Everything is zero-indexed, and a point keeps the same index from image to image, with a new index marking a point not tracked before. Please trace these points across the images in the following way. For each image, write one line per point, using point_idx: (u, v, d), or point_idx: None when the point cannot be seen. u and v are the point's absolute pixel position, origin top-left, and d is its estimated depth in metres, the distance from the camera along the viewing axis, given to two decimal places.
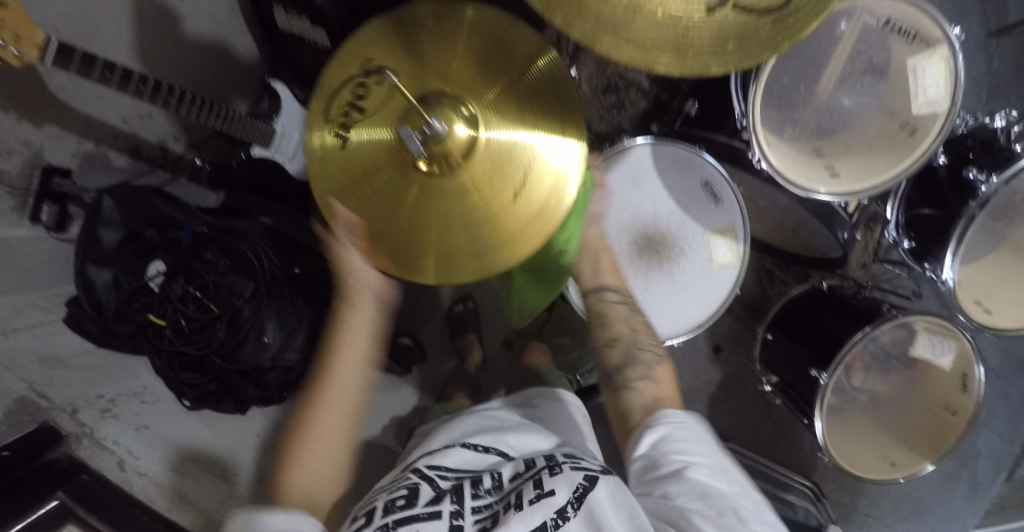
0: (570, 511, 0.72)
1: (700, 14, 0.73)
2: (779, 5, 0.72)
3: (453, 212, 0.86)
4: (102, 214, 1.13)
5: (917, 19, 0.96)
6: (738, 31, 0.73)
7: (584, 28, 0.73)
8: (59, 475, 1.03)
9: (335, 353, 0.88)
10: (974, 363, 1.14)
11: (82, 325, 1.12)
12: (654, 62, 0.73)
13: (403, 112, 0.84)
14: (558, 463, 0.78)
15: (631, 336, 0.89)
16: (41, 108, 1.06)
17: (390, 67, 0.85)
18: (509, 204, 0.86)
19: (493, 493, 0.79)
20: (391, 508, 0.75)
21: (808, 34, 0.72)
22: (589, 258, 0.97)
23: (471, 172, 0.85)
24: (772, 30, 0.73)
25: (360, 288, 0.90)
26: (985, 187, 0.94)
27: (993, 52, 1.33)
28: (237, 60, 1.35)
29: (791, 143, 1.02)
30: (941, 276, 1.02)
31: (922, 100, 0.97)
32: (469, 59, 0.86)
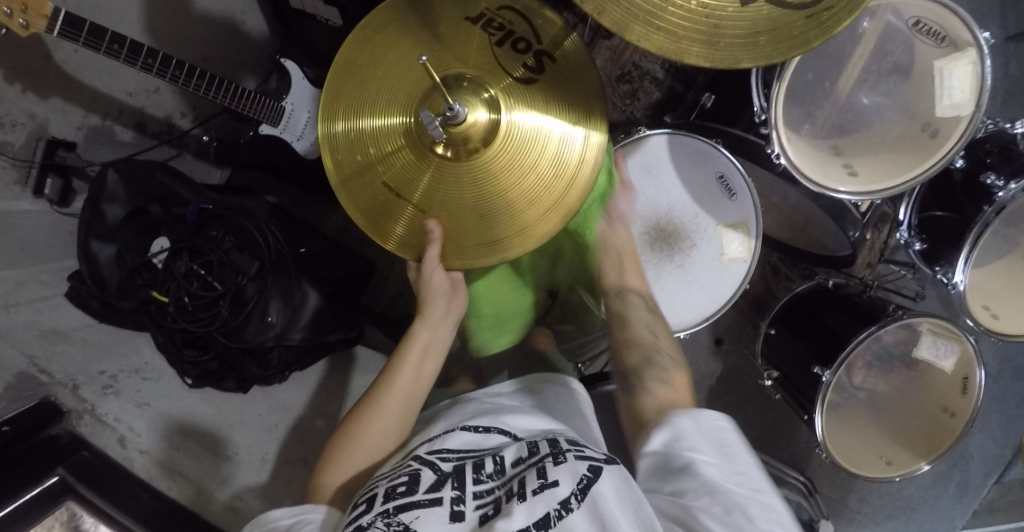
0: (574, 502, 0.69)
1: (733, 6, 0.72)
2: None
3: (472, 196, 0.85)
4: (106, 188, 1.11)
5: (944, 20, 0.94)
6: (770, 24, 0.72)
7: (615, 15, 0.72)
8: (59, 451, 1.04)
9: (394, 370, 0.90)
10: (975, 365, 1.16)
11: (84, 299, 1.10)
12: (685, 53, 0.73)
13: (421, 94, 0.83)
14: (561, 451, 0.76)
15: (651, 343, 0.95)
16: (45, 80, 1.05)
17: (409, 47, 0.83)
18: (530, 190, 0.85)
19: (494, 478, 0.77)
20: (392, 495, 0.74)
21: (841, 30, 0.71)
22: (609, 254, 1.05)
23: (493, 155, 0.84)
24: (805, 26, 0.71)
25: (426, 311, 0.94)
26: (1003, 192, 0.94)
27: (1009, 56, 1.32)
28: (247, 37, 1.32)
29: (810, 141, 1.01)
30: (952, 279, 1.02)
31: (946, 102, 0.96)
32: (485, 42, 0.84)
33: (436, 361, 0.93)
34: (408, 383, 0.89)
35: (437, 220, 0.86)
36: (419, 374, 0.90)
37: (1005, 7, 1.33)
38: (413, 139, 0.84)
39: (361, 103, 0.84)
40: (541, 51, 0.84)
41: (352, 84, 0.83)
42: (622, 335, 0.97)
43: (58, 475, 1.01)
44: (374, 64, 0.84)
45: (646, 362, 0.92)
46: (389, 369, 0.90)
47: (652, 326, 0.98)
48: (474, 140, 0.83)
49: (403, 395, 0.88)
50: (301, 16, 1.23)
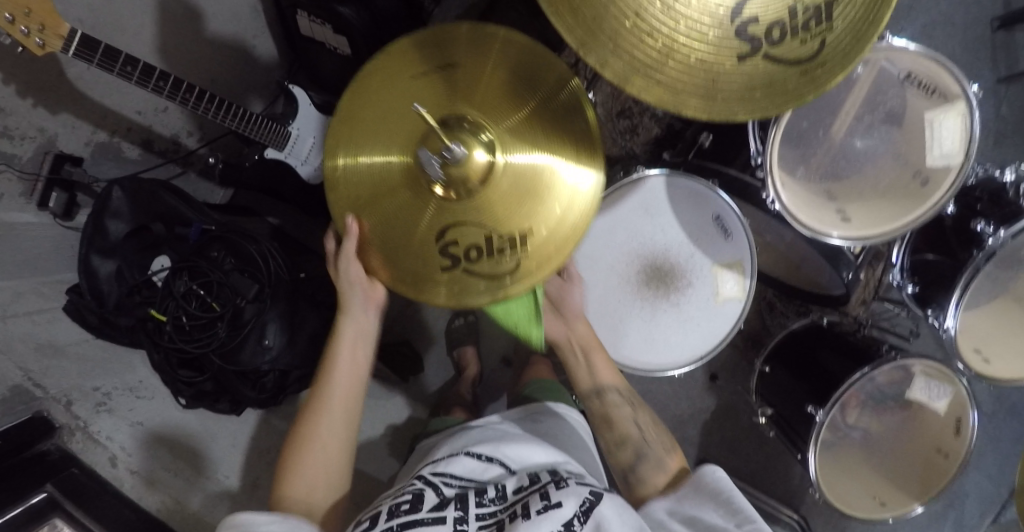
0: (576, 524, 0.72)
1: (731, 62, 0.75)
2: (808, 55, 0.74)
3: (439, 240, 0.86)
4: (110, 205, 1.11)
5: (935, 74, 0.98)
6: (766, 79, 0.75)
7: (617, 68, 0.74)
8: (48, 468, 1.02)
9: (330, 365, 0.93)
10: (968, 407, 1.16)
11: (81, 314, 1.10)
12: (683, 105, 0.76)
13: (422, 134, 0.84)
14: (562, 478, 0.79)
15: (639, 435, 1.02)
16: (57, 96, 1.05)
17: (414, 89, 0.86)
18: (497, 256, 0.86)
19: (497, 502, 0.79)
20: (396, 512, 0.75)
21: (833, 86, 0.73)
22: (574, 351, 1.07)
23: (477, 207, 0.85)
24: (800, 81, 0.74)
25: (345, 302, 0.96)
26: (993, 239, 0.96)
27: (1001, 99, 1.35)
28: (255, 60, 1.34)
29: (804, 185, 1.03)
30: (944, 323, 1.03)
31: (936, 153, 0.99)
32: (486, 82, 0.86)
33: (366, 347, 0.97)
34: (347, 379, 0.93)
35: (406, 251, 0.87)
36: (355, 365, 0.95)
37: (997, 50, 1.36)
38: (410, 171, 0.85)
39: (373, 122, 0.86)
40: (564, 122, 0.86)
41: (356, 118, 0.87)
42: (610, 433, 1.03)
43: (46, 491, 0.97)
44: (381, 105, 0.86)
45: (639, 457, 0.99)
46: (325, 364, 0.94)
47: (636, 422, 1.04)
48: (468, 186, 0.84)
49: (345, 394, 0.92)
50: (309, 43, 1.27)
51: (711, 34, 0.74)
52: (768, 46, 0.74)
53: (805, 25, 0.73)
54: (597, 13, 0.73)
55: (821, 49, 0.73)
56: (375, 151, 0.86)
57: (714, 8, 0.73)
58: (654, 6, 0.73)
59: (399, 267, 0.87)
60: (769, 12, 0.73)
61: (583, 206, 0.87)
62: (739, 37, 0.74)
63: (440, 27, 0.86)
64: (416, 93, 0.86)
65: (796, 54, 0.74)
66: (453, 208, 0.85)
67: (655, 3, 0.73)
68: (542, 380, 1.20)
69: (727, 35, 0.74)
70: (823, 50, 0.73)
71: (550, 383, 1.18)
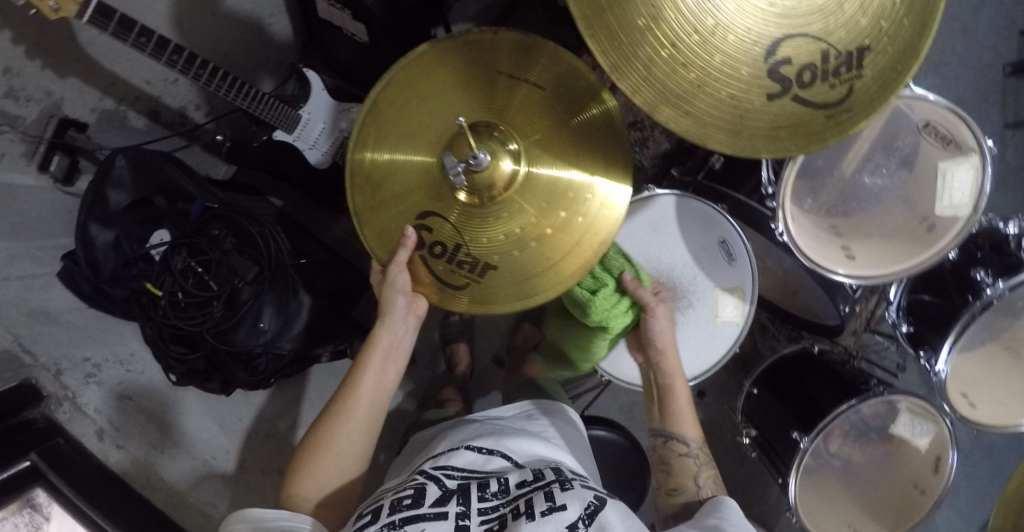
0: (580, 526, 0.75)
1: (760, 100, 0.79)
2: (834, 102, 0.79)
3: (420, 220, 0.90)
4: (112, 173, 1.10)
5: (953, 125, 0.98)
6: (791, 120, 0.79)
7: (647, 96, 0.78)
8: (33, 436, 0.98)
9: (359, 371, 0.90)
10: (948, 447, 1.18)
11: (75, 282, 1.08)
12: (709, 138, 0.79)
13: (452, 139, 0.88)
14: (568, 479, 0.82)
15: (694, 487, 0.92)
16: (66, 60, 1.03)
17: (449, 93, 0.89)
18: (455, 270, 0.91)
19: (499, 496, 0.81)
20: (398, 506, 0.78)
21: (855, 132, 0.79)
22: (656, 403, 0.99)
23: (470, 223, 0.89)
24: (824, 124, 0.79)
25: (386, 308, 0.92)
26: (991, 289, 0.97)
27: (1008, 144, 1.35)
28: (270, 38, 1.30)
29: (810, 217, 1.05)
30: (934, 368, 1.04)
31: (945, 203, 0.99)
32: (518, 94, 0.89)
33: (400, 360, 0.94)
34: (375, 385, 0.91)
35: (390, 203, 0.90)
36: (385, 374, 0.92)
37: (1007, 95, 1.36)
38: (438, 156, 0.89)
39: (435, 91, 0.89)
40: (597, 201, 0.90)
41: (386, 111, 0.89)
42: (666, 479, 0.94)
43: (30, 460, 0.94)
44: (413, 103, 0.89)
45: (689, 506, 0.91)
46: (354, 369, 0.91)
47: (700, 478, 0.93)
48: (477, 199, 0.88)
49: (372, 398, 0.90)
50: (326, 28, 1.25)
51: (745, 72, 0.77)
52: (798, 88, 0.78)
53: (834, 71, 0.78)
54: (635, 40, 0.76)
55: (847, 97, 0.78)
56: (421, 116, 0.89)
57: (749, 46, 0.76)
58: (691, 39, 0.76)
59: (374, 209, 0.90)
60: (802, 55, 0.77)
61: (610, 219, 0.90)
62: (771, 76, 0.78)
63: (483, 33, 0.88)
64: (449, 97, 0.89)
65: (824, 99, 0.79)
66: (450, 210, 0.89)
67: (692, 36, 0.76)
68: (535, 375, 1.21)
69: (759, 73, 0.77)
70: (849, 99, 0.78)
71: (545, 380, 1.19)
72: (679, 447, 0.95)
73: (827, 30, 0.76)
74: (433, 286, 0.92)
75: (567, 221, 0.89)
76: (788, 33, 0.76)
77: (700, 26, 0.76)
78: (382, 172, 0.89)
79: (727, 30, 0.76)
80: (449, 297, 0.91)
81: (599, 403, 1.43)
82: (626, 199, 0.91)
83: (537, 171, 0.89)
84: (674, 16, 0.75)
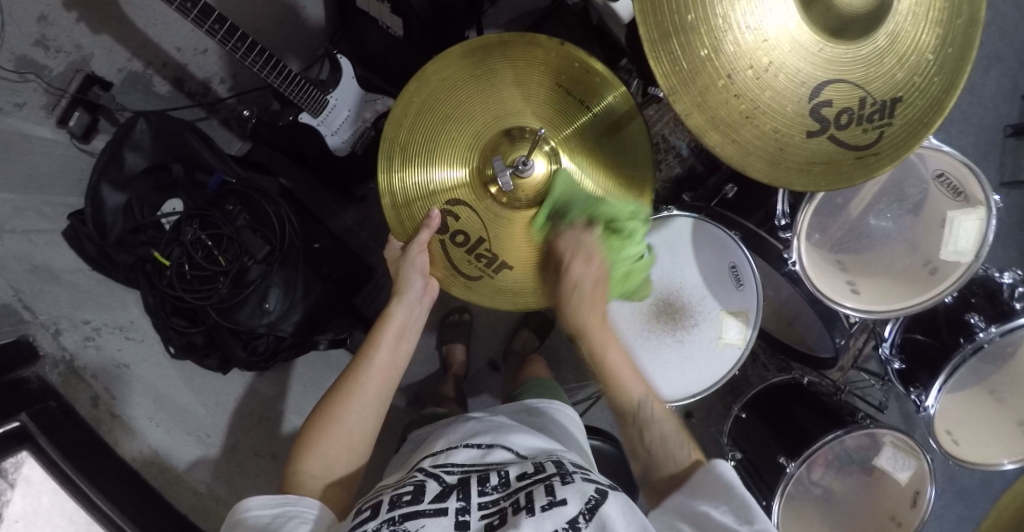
0: (581, 521, 0.68)
1: (800, 137, 0.80)
2: (867, 144, 0.80)
3: (447, 207, 0.92)
4: (132, 136, 1.07)
5: (964, 178, 1.02)
6: (825, 158, 0.81)
7: (698, 121, 0.80)
8: (23, 397, 0.90)
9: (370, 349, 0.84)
10: (927, 483, 1.23)
11: (81, 244, 1.05)
12: (749, 166, 0.81)
13: (495, 140, 0.93)
14: (568, 472, 0.75)
15: (650, 451, 0.76)
16: (102, 16, 1.01)
17: (497, 91, 0.91)
18: (471, 260, 0.94)
19: (499, 490, 0.74)
20: (398, 503, 0.72)
21: (883, 175, 0.79)
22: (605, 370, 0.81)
23: (494, 218, 0.93)
24: (854, 165, 0.80)
25: (402, 288, 0.88)
26: (983, 333, 1.01)
27: (1003, 202, 1.43)
28: (302, 21, 1.29)
29: (818, 250, 1.09)
30: (924, 403, 1.07)
31: (949, 248, 1.03)
32: (563, 105, 0.92)
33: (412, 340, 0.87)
34: (386, 363, 0.83)
35: (422, 186, 0.91)
36: (397, 354, 0.85)
37: (1005, 155, 1.44)
38: (476, 151, 0.93)
39: (482, 85, 0.91)
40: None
41: (434, 96, 0.90)
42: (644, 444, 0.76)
43: (20, 421, 0.86)
44: (461, 94, 0.91)
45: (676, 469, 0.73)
46: (364, 347, 0.84)
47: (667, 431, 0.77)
48: (509, 198, 0.93)
49: (382, 377, 0.82)
50: (362, 18, 1.24)
51: (790, 108, 0.80)
52: (835, 129, 0.80)
53: (869, 117, 0.80)
54: (694, 67, 0.79)
55: (877, 141, 0.79)
56: (466, 106, 0.91)
57: (796, 86, 0.79)
58: (745, 73, 0.79)
59: (406, 189, 0.91)
60: (841, 99, 0.80)
61: None
62: (812, 116, 0.80)
63: (540, 39, 0.90)
64: (495, 94, 0.91)
65: (858, 141, 0.80)
66: (478, 204, 0.93)
67: (747, 71, 0.79)
68: (533, 379, 1.19)
69: (802, 111, 0.80)
70: (879, 143, 0.79)
71: (542, 381, 1.17)
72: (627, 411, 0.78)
73: (866, 79, 0.79)
74: (447, 273, 0.93)
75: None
76: (831, 78, 0.79)
77: (755, 62, 0.79)
78: (418, 152, 0.90)
79: (779, 69, 0.79)
80: (459, 285, 0.94)
81: (591, 415, 1.44)
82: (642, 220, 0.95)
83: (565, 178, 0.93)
84: (732, 48, 0.78)
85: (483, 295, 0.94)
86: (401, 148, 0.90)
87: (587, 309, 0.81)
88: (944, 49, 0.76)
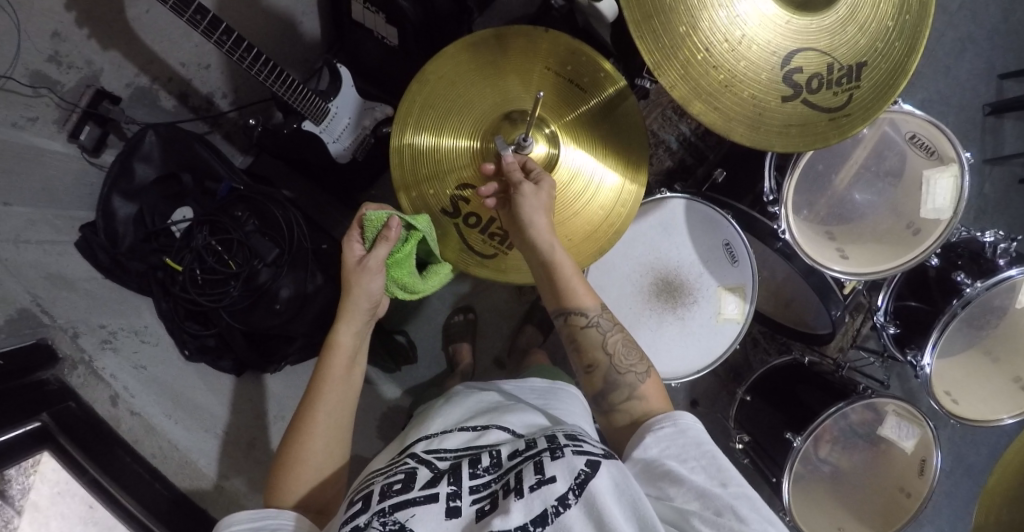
0: (571, 498, 0.68)
1: (775, 101, 0.84)
2: (838, 105, 0.85)
3: (458, 191, 0.96)
4: (141, 148, 1.11)
5: (936, 139, 1.08)
6: (801, 121, 0.85)
7: (683, 91, 0.83)
8: (45, 397, 0.95)
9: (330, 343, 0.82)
10: (933, 449, 1.25)
11: (93, 252, 1.07)
12: (732, 131, 0.85)
13: (496, 123, 0.96)
14: (559, 447, 0.75)
15: (609, 359, 0.85)
16: (111, 31, 1.05)
17: (496, 79, 0.95)
18: (481, 237, 0.98)
19: (491, 471, 0.75)
20: (387, 493, 0.72)
21: (855, 134, 0.85)
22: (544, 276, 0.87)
23: None
24: (828, 126, 0.85)
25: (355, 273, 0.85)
26: (970, 288, 1.05)
27: (986, 179, 1.48)
28: (300, 37, 1.35)
29: (808, 223, 1.12)
30: (921, 362, 1.11)
31: (929, 206, 1.08)
32: (559, 88, 0.96)
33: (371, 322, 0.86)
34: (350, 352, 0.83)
35: (431, 175, 0.95)
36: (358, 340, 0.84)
37: (984, 134, 1.50)
38: (479, 136, 0.96)
39: (481, 76, 0.95)
40: (619, 185, 0.98)
41: (435, 89, 0.94)
42: (579, 345, 0.86)
43: (41, 422, 0.91)
44: (460, 84, 0.95)
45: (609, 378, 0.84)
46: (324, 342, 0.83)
47: (608, 341, 0.86)
48: None
49: (345, 369, 0.82)
50: (357, 29, 1.30)
51: (765, 76, 0.84)
52: (808, 93, 0.84)
53: (837, 81, 0.84)
54: (674, 42, 0.82)
55: (847, 103, 0.84)
56: (468, 96, 0.95)
57: (767, 55, 0.83)
58: (721, 46, 0.82)
59: (416, 179, 0.95)
60: (811, 65, 0.84)
61: (628, 209, 0.98)
62: (785, 82, 0.84)
63: (531, 27, 0.93)
64: (494, 82, 0.95)
65: (829, 104, 0.85)
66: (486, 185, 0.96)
67: (722, 44, 0.82)
68: (538, 367, 1.20)
69: (776, 79, 0.84)
70: (850, 104, 0.84)
71: (546, 367, 1.20)
72: (579, 320, 0.86)
73: (832, 46, 0.83)
74: (462, 252, 0.98)
75: (587, 203, 0.97)
76: (799, 46, 0.83)
77: (729, 36, 0.82)
78: (426, 144, 0.95)
79: (752, 41, 0.83)
80: (473, 262, 0.98)
81: None
82: (640, 193, 0.98)
83: (567, 155, 0.97)
84: (708, 25, 0.82)
85: (496, 271, 0.98)
86: (410, 139, 0.95)
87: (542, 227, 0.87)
88: (903, 16, 0.81)
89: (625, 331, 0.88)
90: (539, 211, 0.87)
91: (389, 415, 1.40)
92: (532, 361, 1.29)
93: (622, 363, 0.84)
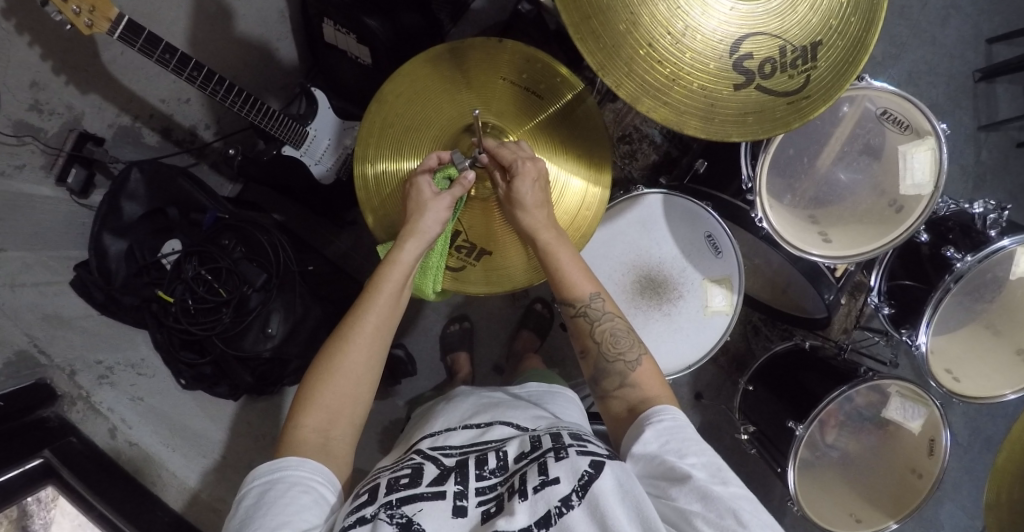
0: (574, 500, 0.68)
1: (728, 91, 0.84)
2: (795, 88, 0.84)
3: None
4: (127, 186, 1.13)
5: (908, 112, 1.06)
6: (757, 107, 0.84)
7: (630, 89, 0.83)
8: (48, 434, 1.00)
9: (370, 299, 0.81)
10: (941, 427, 1.22)
11: (88, 291, 1.10)
12: (684, 124, 0.84)
13: (455, 137, 0.96)
14: (563, 446, 0.74)
15: (599, 346, 0.86)
16: (89, 76, 1.09)
17: (454, 93, 0.96)
18: (453, 253, 1.00)
19: (497, 473, 0.75)
20: (395, 486, 0.72)
21: (815, 116, 0.83)
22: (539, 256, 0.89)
23: (468, 211, 0.99)
24: (786, 110, 0.84)
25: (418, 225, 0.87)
26: (961, 263, 1.03)
27: (982, 147, 1.44)
28: (277, 62, 1.37)
29: (790, 210, 1.10)
30: (916, 340, 1.08)
31: (908, 182, 1.07)
32: (516, 97, 0.96)
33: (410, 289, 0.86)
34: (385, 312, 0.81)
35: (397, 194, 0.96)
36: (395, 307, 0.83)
37: (978, 99, 1.46)
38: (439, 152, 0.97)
39: (438, 94, 0.96)
40: (583, 188, 0.98)
41: (393, 109, 0.95)
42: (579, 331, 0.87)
43: (43, 457, 0.96)
44: (417, 102, 0.96)
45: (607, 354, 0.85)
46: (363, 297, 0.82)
47: (603, 328, 0.86)
48: (477, 190, 0.97)
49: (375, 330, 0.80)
50: (331, 52, 1.31)
51: (713, 66, 0.82)
52: (761, 78, 0.83)
53: (791, 63, 0.83)
54: (617, 41, 0.81)
55: (805, 85, 0.83)
56: (426, 113, 0.96)
57: (715, 43, 0.82)
58: (665, 40, 0.81)
59: (382, 197, 0.96)
60: (762, 51, 0.82)
61: (595, 210, 0.98)
62: (736, 70, 0.83)
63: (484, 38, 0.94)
64: (450, 97, 0.96)
65: (785, 87, 0.84)
66: None
67: (666, 37, 0.81)
68: (531, 371, 1.21)
69: (726, 67, 0.83)
70: (807, 86, 0.83)
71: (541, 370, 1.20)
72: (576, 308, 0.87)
73: (782, 29, 0.82)
74: None
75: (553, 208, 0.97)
76: (748, 32, 0.81)
77: (672, 28, 0.81)
78: (387, 164, 0.96)
79: (697, 32, 0.81)
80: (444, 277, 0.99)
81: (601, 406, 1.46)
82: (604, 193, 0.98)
83: None
84: (650, 20, 0.81)
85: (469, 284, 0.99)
86: (371, 160, 0.96)
87: (534, 214, 0.89)
88: None
89: (622, 319, 0.87)
90: (532, 201, 0.90)
91: (391, 427, 1.41)
92: (527, 365, 1.30)
93: (613, 352, 0.84)
